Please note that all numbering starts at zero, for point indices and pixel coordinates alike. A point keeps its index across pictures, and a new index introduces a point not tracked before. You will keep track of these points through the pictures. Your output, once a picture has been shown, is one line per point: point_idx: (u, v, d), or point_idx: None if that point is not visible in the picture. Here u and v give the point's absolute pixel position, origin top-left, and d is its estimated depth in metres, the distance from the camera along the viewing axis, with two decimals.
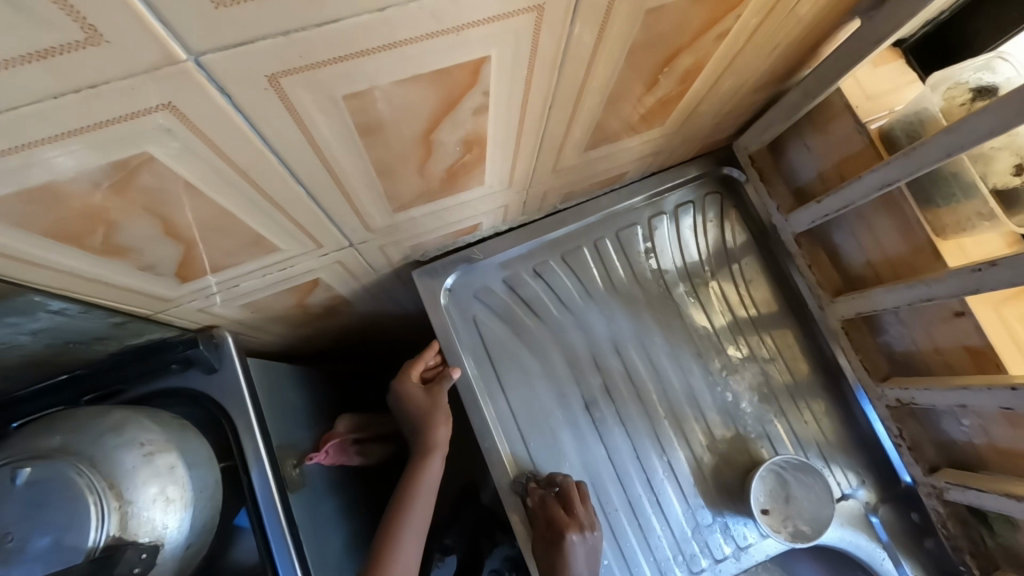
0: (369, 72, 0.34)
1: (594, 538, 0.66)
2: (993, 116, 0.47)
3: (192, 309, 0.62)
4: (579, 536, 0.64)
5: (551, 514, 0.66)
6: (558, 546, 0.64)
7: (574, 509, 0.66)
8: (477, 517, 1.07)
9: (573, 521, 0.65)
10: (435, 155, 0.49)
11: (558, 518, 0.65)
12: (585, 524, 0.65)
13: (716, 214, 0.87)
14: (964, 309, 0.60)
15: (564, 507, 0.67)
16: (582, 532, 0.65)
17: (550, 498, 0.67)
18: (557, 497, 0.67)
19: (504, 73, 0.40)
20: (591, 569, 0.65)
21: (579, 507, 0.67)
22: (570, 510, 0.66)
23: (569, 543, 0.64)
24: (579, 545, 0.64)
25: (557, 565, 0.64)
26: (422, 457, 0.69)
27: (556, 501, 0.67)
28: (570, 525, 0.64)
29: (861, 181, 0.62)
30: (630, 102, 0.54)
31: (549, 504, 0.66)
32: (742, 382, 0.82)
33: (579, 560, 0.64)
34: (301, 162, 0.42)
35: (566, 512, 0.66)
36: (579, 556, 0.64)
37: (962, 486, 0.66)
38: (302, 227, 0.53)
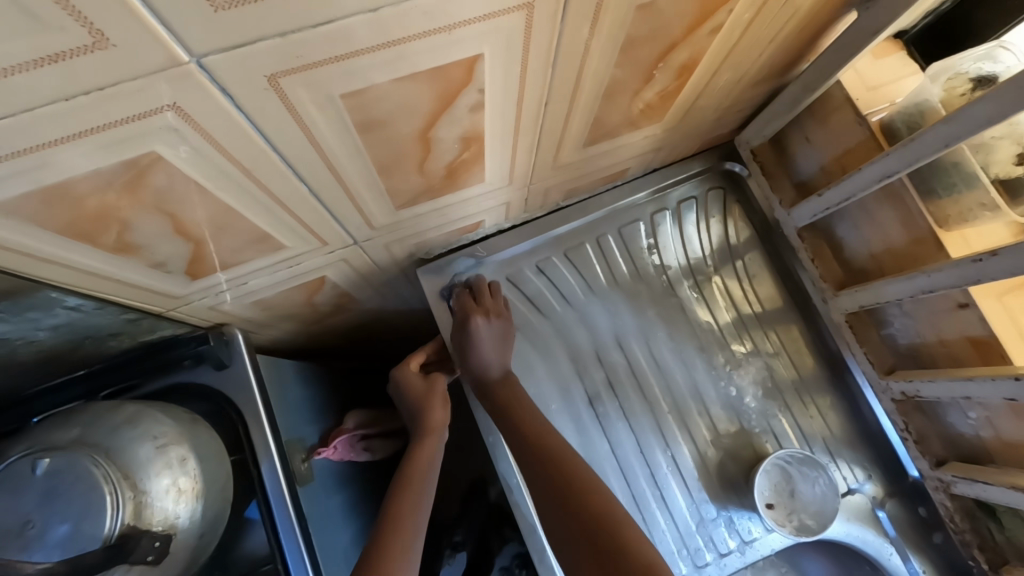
0: (366, 71, 0.36)
1: (500, 323, 0.73)
2: (990, 104, 0.47)
3: (203, 306, 0.64)
4: (483, 319, 0.71)
5: (461, 306, 0.74)
6: (464, 331, 0.72)
7: (483, 302, 0.74)
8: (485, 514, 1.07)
9: (479, 308, 0.73)
10: (434, 152, 0.50)
11: (466, 307, 0.73)
12: (491, 312, 0.73)
13: (719, 209, 0.87)
14: (968, 301, 0.60)
15: (474, 299, 0.75)
16: (488, 318, 0.72)
17: (462, 295, 0.75)
18: (470, 292, 0.76)
19: (499, 70, 0.41)
20: (502, 354, 0.71)
21: (488, 301, 0.74)
22: (481, 299, 0.74)
23: (474, 325, 0.71)
24: (484, 327, 0.71)
25: (466, 345, 0.71)
26: (419, 436, 0.72)
27: (469, 295, 0.75)
28: (475, 311, 0.72)
29: (861, 173, 0.62)
30: (626, 97, 0.54)
31: (461, 300, 0.75)
32: (746, 377, 0.82)
33: (484, 337, 0.71)
34: (303, 161, 0.43)
35: (475, 303, 0.74)
36: (484, 332, 0.71)
37: (970, 480, 0.65)
38: (307, 224, 0.55)
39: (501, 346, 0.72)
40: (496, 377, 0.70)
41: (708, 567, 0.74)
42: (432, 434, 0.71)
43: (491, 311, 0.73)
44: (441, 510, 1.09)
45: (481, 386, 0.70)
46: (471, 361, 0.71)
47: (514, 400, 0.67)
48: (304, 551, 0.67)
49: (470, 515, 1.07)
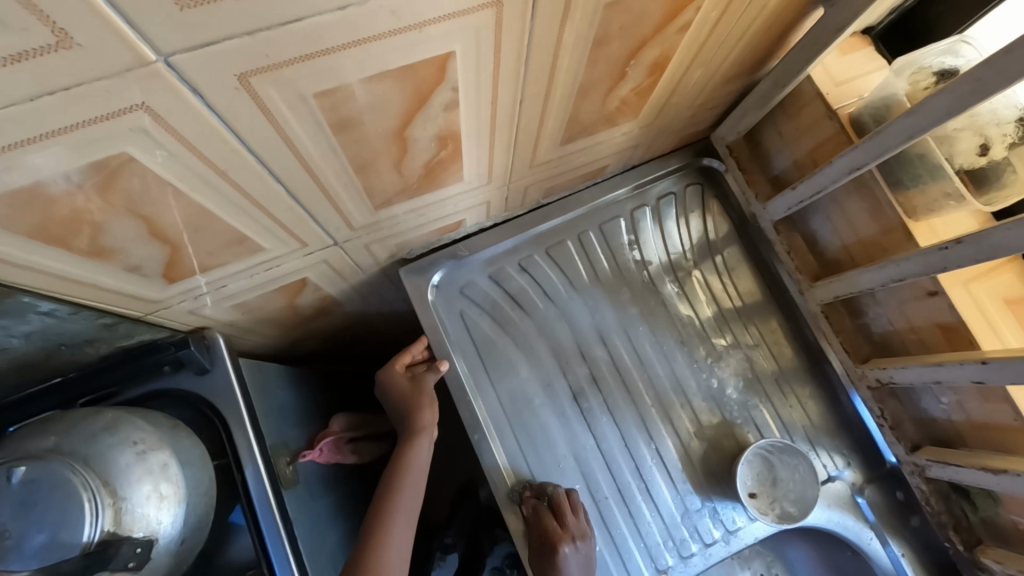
0: (336, 70, 0.36)
1: (587, 545, 0.66)
2: (951, 97, 0.49)
3: (182, 310, 0.63)
4: (571, 548, 0.65)
5: (543, 527, 0.66)
6: (550, 563, 0.65)
7: (565, 520, 0.67)
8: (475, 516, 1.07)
9: (565, 534, 0.66)
10: (410, 151, 0.50)
11: (551, 531, 0.65)
12: (576, 534, 0.66)
13: (697, 205, 0.89)
14: (937, 288, 0.62)
15: (555, 515, 0.67)
16: (574, 543, 0.66)
17: (541, 512, 0.67)
18: (548, 507, 0.68)
19: (470, 68, 0.42)
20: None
21: (571, 522, 0.67)
22: (563, 520, 0.66)
23: (563, 556, 0.64)
24: (572, 555, 0.65)
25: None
26: (410, 440, 0.71)
27: (548, 513, 0.67)
28: (562, 540, 0.65)
29: (832, 166, 0.63)
30: (601, 95, 0.55)
31: (541, 515, 0.67)
32: (727, 369, 0.83)
33: (574, 571, 0.65)
34: (278, 161, 0.43)
35: (559, 526, 0.66)
36: (573, 563, 0.65)
37: (944, 462, 0.67)
38: (285, 225, 0.55)
39: (587, 574, 0.66)
40: None
41: (694, 557, 0.75)
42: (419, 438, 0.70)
43: (577, 537, 0.66)
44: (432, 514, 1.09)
45: None
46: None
47: None
48: (291, 556, 0.67)
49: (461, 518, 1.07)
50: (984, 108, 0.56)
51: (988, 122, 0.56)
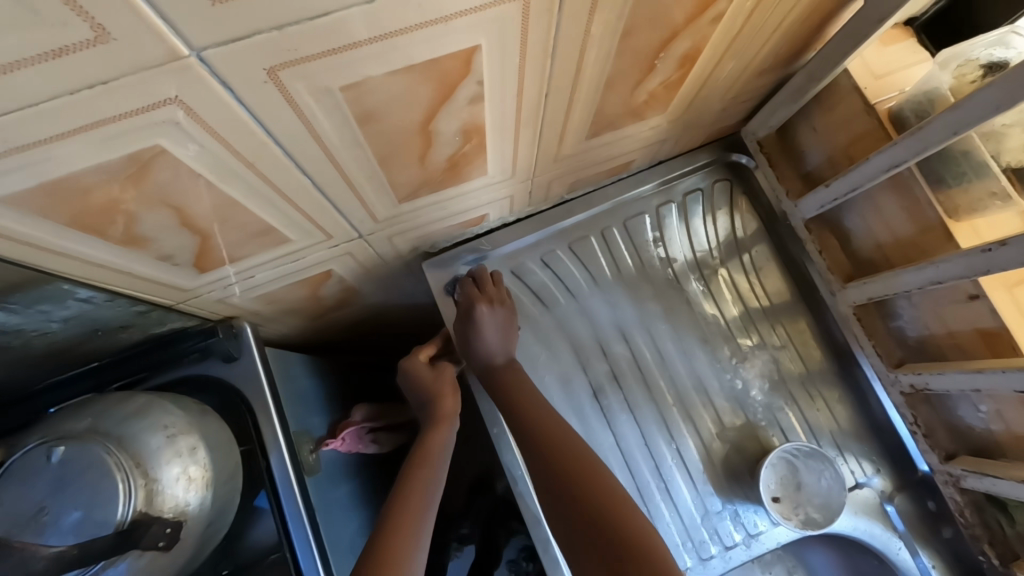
0: (362, 63, 0.36)
1: (503, 310, 0.73)
2: (999, 89, 0.46)
3: (211, 299, 0.65)
4: (486, 306, 0.72)
5: (466, 294, 0.74)
6: (468, 320, 0.72)
7: (485, 289, 0.74)
8: (490, 509, 1.08)
9: (483, 296, 0.73)
10: (434, 145, 0.50)
11: (471, 294, 0.73)
12: (494, 299, 0.73)
13: (725, 202, 0.87)
14: (978, 291, 0.59)
15: (478, 287, 0.75)
16: (491, 305, 0.73)
17: (466, 283, 0.75)
18: (472, 280, 0.76)
19: (497, 61, 0.42)
20: (502, 339, 0.72)
21: (490, 288, 0.74)
22: (483, 287, 0.74)
23: (479, 313, 0.72)
24: (488, 314, 0.72)
25: (471, 335, 0.72)
26: (434, 425, 0.71)
27: (471, 283, 0.75)
28: (478, 298, 0.72)
29: (869, 163, 0.61)
30: (628, 88, 0.54)
31: (463, 288, 0.75)
32: (752, 369, 0.81)
33: (488, 326, 0.71)
34: (304, 154, 0.44)
35: (477, 291, 0.74)
36: (488, 318, 0.71)
37: (979, 473, 0.65)
38: (309, 217, 0.56)
39: (504, 332, 0.72)
40: (501, 365, 0.71)
41: (714, 560, 0.74)
42: (443, 424, 0.71)
43: (494, 299, 0.73)
44: (449, 505, 1.10)
45: (486, 374, 0.71)
46: (474, 346, 0.71)
47: (518, 386, 0.69)
48: (313, 543, 0.68)
49: (477, 510, 1.08)
50: None
51: None
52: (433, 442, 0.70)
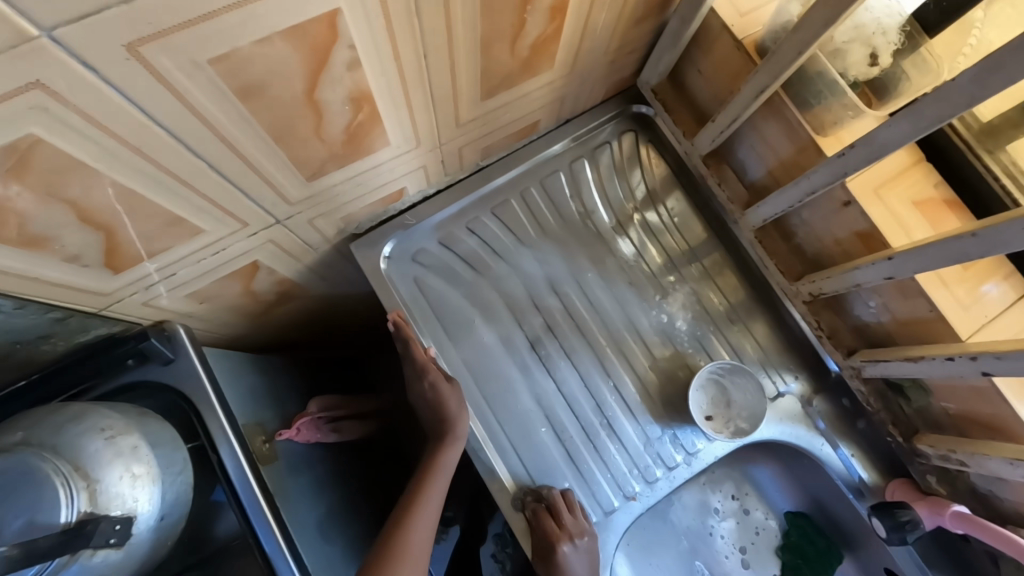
0: (224, 34, 0.38)
1: (582, 540, 0.70)
2: (826, 8, 0.52)
3: (136, 302, 0.65)
4: (570, 546, 0.68)
5: (543, 528, 0.68)
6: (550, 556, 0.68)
7: (564, 519, 0.69)
8: (471, 488, 1.09)
9: (562, 531, 0.68)
10: (325, 117, 0.52)
11: (550, 532, 0.68)
12: (574, 532, 0.69)
13: (635, 154, 0.92)
14: (850, 198, 0.65)
15: (553, 513, 0.70)
16: (572, 540, 0.69)
17: (543, 515, 0.69)
18: (546, 508, 0.70)
19: (362, 24, 0.44)
20: (590, 572, 0.69)
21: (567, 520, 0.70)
22: (562, 520, 0.69)
23: (562, 553, 0.67)
24: (571, 551, 0.69)
25: (554, 574, 0.67)
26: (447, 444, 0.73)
27: (549, 513, 0.69)
28: (561, 539, 0.68)
29: (742, 93, 0.67)
30: (506, 44, 0.57)
31: (537, 515, 0.70)
32: (677, 304, 0.87)
33: (574, 567, 0.68)
34: (192, 135, 0.45)
35: (558, 526, 0.69)
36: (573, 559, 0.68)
37: (874, 361, 0.72)
38: (218, 203, 0.57)
39: (585, 560, 0.71)
40: None
41: (659, 481, 0.80)
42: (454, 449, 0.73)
43: (572, 534, 0.69)
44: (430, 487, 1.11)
45: None
46: None
47: None
48: (273, 524, 0.70)
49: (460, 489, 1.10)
50: (867, 19, 0.60)
51: (874, 31, 0.60)
52: (441, 463, 0.73)
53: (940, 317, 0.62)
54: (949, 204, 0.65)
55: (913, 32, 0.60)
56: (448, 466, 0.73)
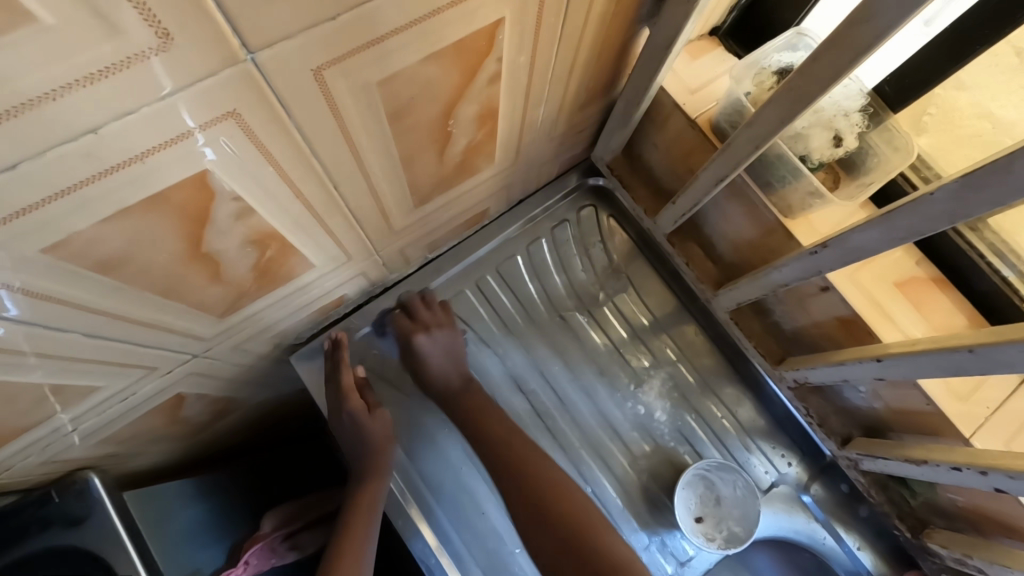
0: (54, 222, 0.30)
1: (450, 333, 0.75)
2: (778, 109, 0.46)
3: (32, 464, 0.55)
4: (425, 334, 0.73)
5: (399, 325, 0.75)
6: (412, 350, 0.73)
7: (421, 316, 0.75)
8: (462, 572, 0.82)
9: (418, 325, 0.74)
10: (225, 263, 0.45)
11: (405, 327, 0.74)
12: (434, 324, 0.74)
13: (595, 228, 0.85)
14: (827, 285, 0.59)
15: (410, 315, 0.75)
16: (430, 331, 0.74)
17: (399, 317, 0.75)
18: (402, 309, 0.76)
19: (242, 176, 0.37)
20: (454, 361, 0.74)
21: (434, 313, 0.75)
22: (429, 309, 0.75)
23: (417, 343, 0.73)
24: (428, 342, 0.73)
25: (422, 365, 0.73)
26: (369, 478, 0.69)
27: (406, 312, 0.75)
28: (415, 329, 0.73)
29: (700, 178, 0.61)
30: (431, 159, 0.51)
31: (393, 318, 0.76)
32: (653, 392, 0.80)
33: (433, 352, 0.73)
34: (42, 313, 0.37)
35: (412, 321, 0.74)
36: (429, 347, 0.73)
37: (872, 455, 0.66)
38: (109, 362, 0.48)
39: (450, 352, 0.74)
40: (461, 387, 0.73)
41: None
42: (375, 476, 0.69)
43: (434, 325, 0.74)
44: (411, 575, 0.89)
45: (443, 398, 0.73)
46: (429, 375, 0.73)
47: None
48: None
49: None
50: (826, 103, 0.56)
51: (834, 114, 0.56)
52: (368, 498, 0.68)
53: (938, 412, 0.56)
54: (934, 282, 0.59)
55: (877, 108, 0.56)
56: (375, 499, 0.68)
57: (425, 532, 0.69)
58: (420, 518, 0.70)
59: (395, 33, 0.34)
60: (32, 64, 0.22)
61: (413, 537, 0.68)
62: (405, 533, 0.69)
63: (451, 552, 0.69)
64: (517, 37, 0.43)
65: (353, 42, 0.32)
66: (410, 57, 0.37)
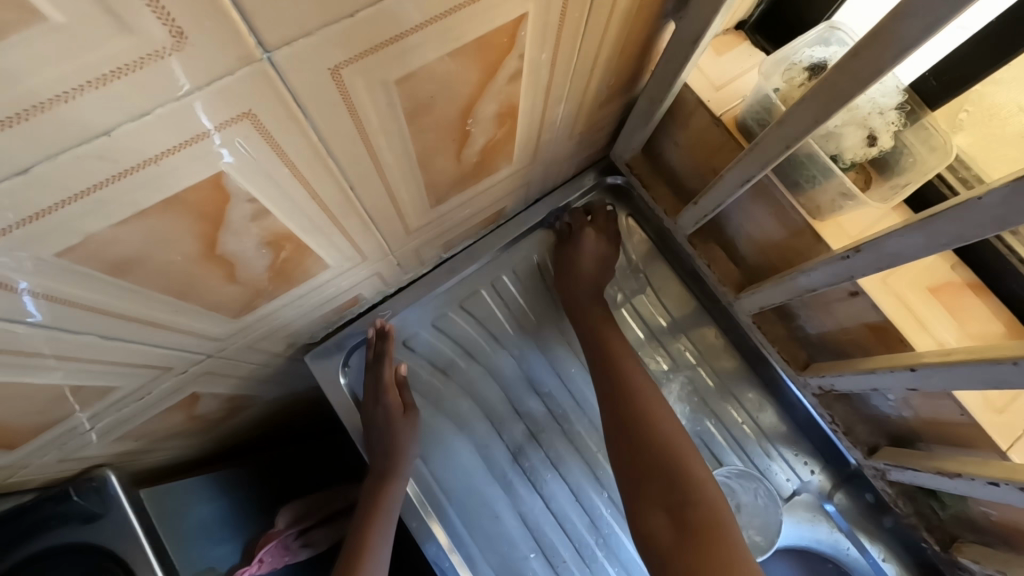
0: (66, 226, 0.30)
1: (603, 233, 0.78)
2: (813, 105, 0.44)
3: (49, 461, 0.55)
4: (590, 227, 0.77)
5: (572, 221, 0.79)
6: (575, 240, 0.77)
7: (598, 214, 0.80)
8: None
9: (589, 222, 0.79)
10: (238, 265, 0.44)
11: (575, 220, 0.79)
12: (602, 224, 0.79)
13: (613, 228, 0.83)
14: (856, 290, 0.57)
15: (589, 215, 0.80)
16: (595, 230, 0.78)
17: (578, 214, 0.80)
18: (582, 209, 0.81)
19: (255, 178, 0.36)
20: (602, 261, 0.77)
21: (599, 217, 0.79)
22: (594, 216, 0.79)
23: (582, 233, 0.77)
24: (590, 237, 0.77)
25: (575, 253, 0.76)
26: (386, 480, 0.68)
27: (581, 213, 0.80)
28: (586, 223, 0.78)
29: (725, 177, 0.59)
30: (448, 160, 0.50)
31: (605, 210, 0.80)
32: (672, 395, 0.78)
33: (589, 246, 0.76)
34: (56, 316, 0.37)
35: (587, 219, 0.79)
36: (590, 240, 0.77)
37: (900, 466, 0.64)
38: (125, 363, 0.48)
39: (598, 256, 0.77)
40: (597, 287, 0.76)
41: None
42: (392, 478, 0.67)
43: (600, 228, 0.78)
44: None
45: (570, 300, 0.75)
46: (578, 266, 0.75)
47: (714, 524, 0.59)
48: None
49: None
50: (861, 100, 0.53)
51: (869, 112, 0.53)
52: (384, 501, 0.67)
53: (973, 423, 0.54)
54: (970, 288, 0.57)
55: (913, 106, 0.54)
56: (391, 502, 0.67)
57: (439, 534, 0.69)
58: (434, 521, 0.69)
59: (414, 31, 0.33)
60: (44, 64, 0.22)
61: (427, 540, 0.68)
62: (419, 536, 0.69)
63: (464, 554, 0.69)
64: (539, 33, 0.41)
65: (370, 41, 0.31)
66: (430, 56, 0.36)
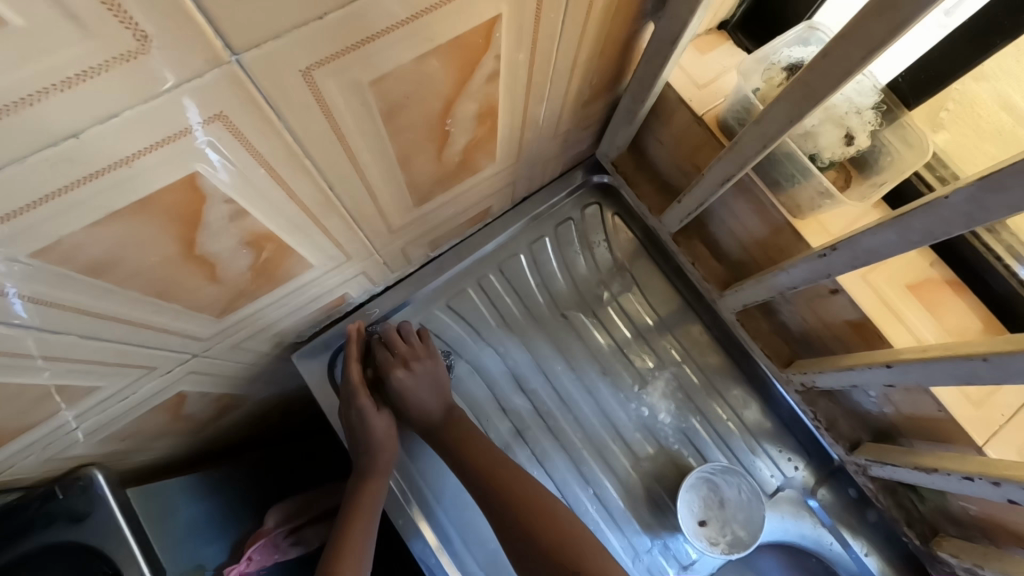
0: (41, 227, 0.30)
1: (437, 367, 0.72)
2: (786, 106, 0.45)
3: (35, 461, 0.55)
4: (403, 369, 0.70)
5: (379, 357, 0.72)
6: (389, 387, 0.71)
7: (398, 348, 0.72)
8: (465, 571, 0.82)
9: (397, 359, 0.71)
10: (219, 266, 0.45)
11: (385, 360, 0.72)
12: (412, 357, 0.71)
13: (599, 226, 0.83)
14: (836, 287, 0.58)
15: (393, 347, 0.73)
16: (408, 365, 0.71)
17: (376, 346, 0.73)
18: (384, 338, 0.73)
19: (234, 178, 0.37)
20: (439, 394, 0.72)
21: (406, 348, 0.72)
22: (401, 343, 0.72)
23: (397, 378, 0.70)
24: (409, 376, 0.71)
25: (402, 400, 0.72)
26: (369, 478, 0.69)
27: (388, 338, 0.72)
28: (393, 364, 0.71)
29: (706, 177, 0.59)
30: (428, 160, 0.50)
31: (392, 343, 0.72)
32: (656, 394, 0.79)
33: (416, 385, 0.71)
34: (35, 314, 0.37)
35: (392, 354, 0.72)
36: (411, 381, 0.71)
37: (880, 461, 0.65)
38: (109, 362, 0.48)
39: (434, 385, 0.72)
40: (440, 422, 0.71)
41: None
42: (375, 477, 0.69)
43: (411, 358, 0.72)
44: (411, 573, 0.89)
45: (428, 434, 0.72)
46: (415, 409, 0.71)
47: None
48: None
49: None
50: (838, 99, 0.54)
51: (846, 111, 0.54)
52: (370, 499, 0.68)
53: (950, 418, 0.55)
54: (949, 285, 0.58)
55: (891, 104, 0.55)
56: (376, 500, 0.68)
57: (428, 531, 0.69)
58: (421, 518, 0.69)
59: (389, 31, 0.33)
60: (12, 67, 0.22)
61: (413, 536, 0.68)
62: (406, 533, 0.68)
63: (451, 550, 0.68)
64: (515, 33, 0.41)
65: (347, 40, 0.32)
66: (403, 57, 0.36)
